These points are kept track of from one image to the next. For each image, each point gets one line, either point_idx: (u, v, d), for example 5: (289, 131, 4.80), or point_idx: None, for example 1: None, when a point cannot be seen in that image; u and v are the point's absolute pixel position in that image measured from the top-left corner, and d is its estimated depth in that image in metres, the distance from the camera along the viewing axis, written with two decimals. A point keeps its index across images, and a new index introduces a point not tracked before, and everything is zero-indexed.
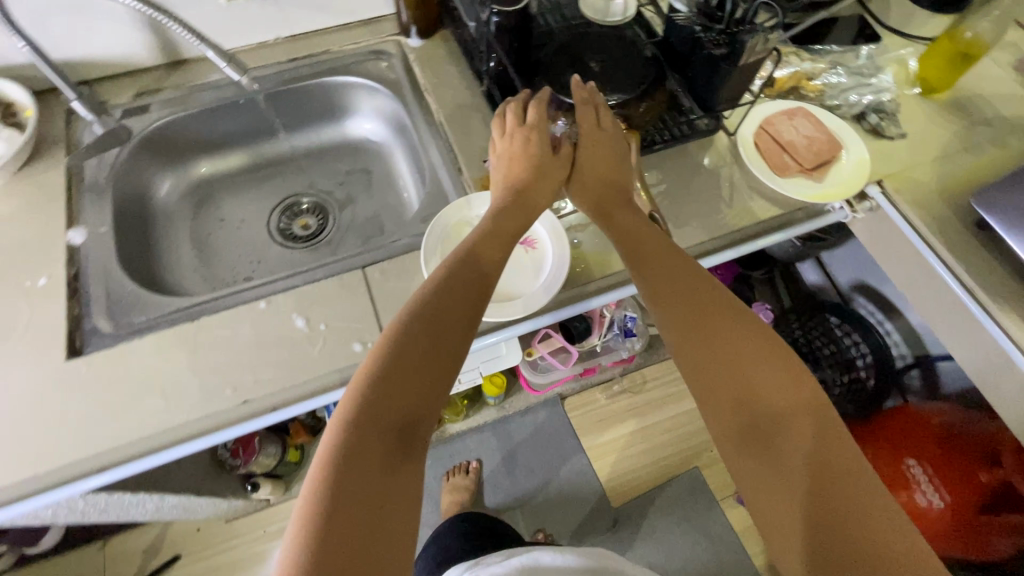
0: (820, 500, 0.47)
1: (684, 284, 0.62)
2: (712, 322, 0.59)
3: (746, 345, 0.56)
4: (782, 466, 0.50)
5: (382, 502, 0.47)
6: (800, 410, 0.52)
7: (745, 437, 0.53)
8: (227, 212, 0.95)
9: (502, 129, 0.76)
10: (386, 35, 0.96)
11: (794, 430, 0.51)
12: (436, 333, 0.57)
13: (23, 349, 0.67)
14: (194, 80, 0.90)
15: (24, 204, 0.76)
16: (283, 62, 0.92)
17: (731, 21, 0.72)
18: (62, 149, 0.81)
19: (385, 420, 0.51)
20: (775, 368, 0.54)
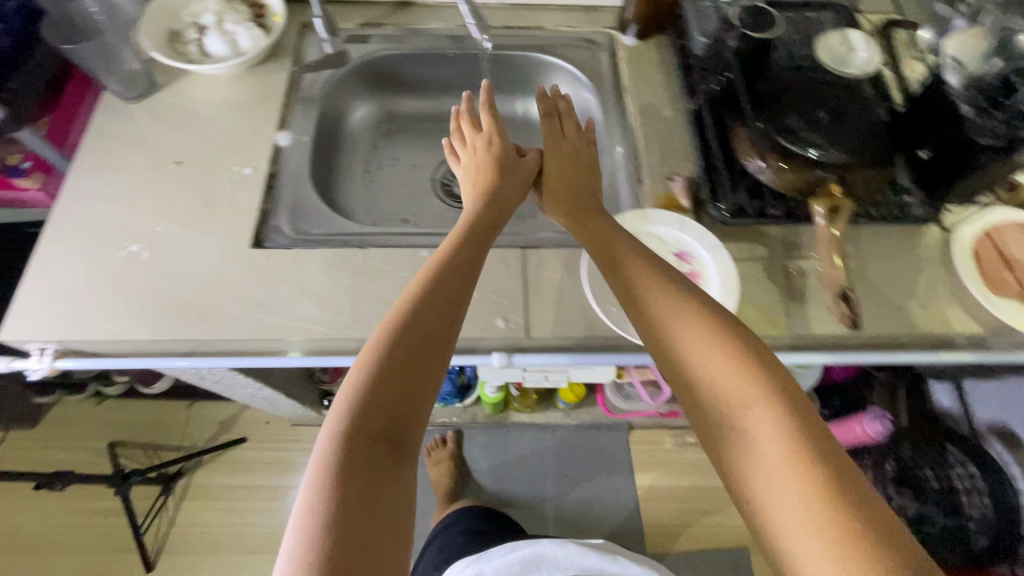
0: (808, 508, 0.45)
1: (663, 298, 0.59)
2: (687, 341, 0.56)
3: (721, 362, 0.54)
4: (772, 486, 0.47)
5: (380, 503, 0.48)
6: (777, 418, 0.50)
7: (737, 458, 0.50)
8: (399, 153, 0.98)
9: (459, 136, 0.80)
10: (602, 26, 0.95)
11: (778, 441, 0.49)
12: (420, 345, 0.57)
13: (217, 227, 0.73)
14: (414, 24, 0.93)
15: (249, 99, 0.83)
16: (498, 28, 0.94)
17: (1015, 113, 0.64)
18: (290, 57, 0.88)
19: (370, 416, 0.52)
20: (750, 380, 0.52)
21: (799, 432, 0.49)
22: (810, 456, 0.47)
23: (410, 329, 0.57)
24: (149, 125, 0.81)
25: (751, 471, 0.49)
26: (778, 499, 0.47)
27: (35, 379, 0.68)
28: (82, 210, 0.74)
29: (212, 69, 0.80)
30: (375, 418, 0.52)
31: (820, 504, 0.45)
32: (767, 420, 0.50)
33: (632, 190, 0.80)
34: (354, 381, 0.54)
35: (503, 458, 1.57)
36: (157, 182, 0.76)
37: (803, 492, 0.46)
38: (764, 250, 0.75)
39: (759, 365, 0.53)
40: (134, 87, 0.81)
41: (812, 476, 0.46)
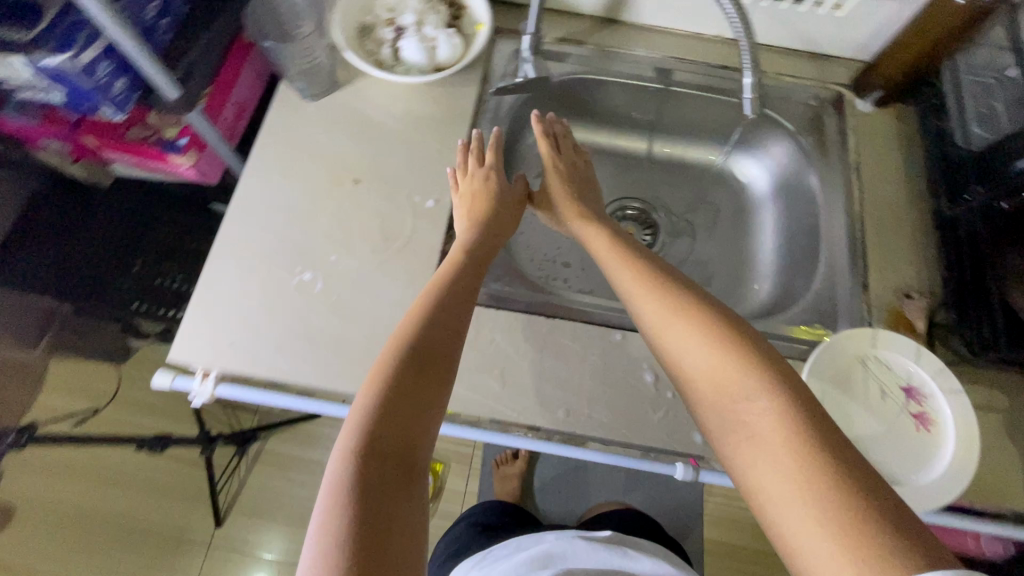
0: (816, 502, 0.37)
1: (651, 295, 0.53)
2: (669, 341, 0.50)
3: (705, 356, 0.47)
4: (774, 485, 0.39)
5: (382, 525, 0.39)
6: (772, 407, 0.42)
7: (738, 466, 0.43)
8: None
9: (461, 170, 0.69)
10: (832, 81, 0.82)
11: (781, 436, 0.40)
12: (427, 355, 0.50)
13: (395, 265, 0.67)
14: (618, 47, 0.82)
15: (435, 115, 0.75)
16: (713, 66, 0.82)
17: None
18: (482, 70, 0.78)
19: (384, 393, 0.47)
20: (740, 374, 0.45)
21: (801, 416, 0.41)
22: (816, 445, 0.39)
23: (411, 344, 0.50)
24: (326, 130, 0.74)
25: (750, 473, 0.41)
26: (778, 499, 0.39)
27: (194, 405, 0.63)
28: (253, 220, 0.68)
29: (406, 79, 0.71)
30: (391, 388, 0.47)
31: (824, 499, 0.36)
32: (769, 409, 0.42)
33: (854, 296, 0.70)
34: (374, 385, 0.47)
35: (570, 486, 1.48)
36: (333, 200, 0.70)
37: (805, 483, 0.38)
38: (1006, 402, 0.64)
39: (738, 340, 0.47)
40: (316, 84, 0.74)
41: (822, 470, 0.38)
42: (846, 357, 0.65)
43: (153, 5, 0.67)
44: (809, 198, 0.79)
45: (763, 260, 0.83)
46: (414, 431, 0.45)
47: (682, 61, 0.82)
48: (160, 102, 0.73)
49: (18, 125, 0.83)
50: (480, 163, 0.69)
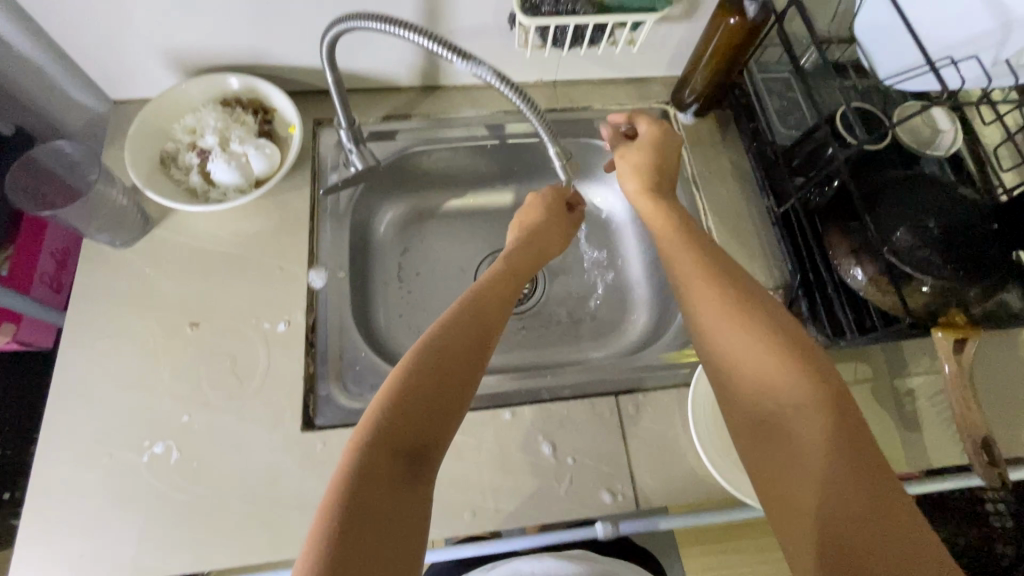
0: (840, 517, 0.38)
1: (696, 263, 0.52)
2: (710, 326, 0.48)
3: (748, 348, 0.46)
4: (801, 444, 0.41)
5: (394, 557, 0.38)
6: (810, 414, 0.42)
7: (761, 458, 0.43)
8: (436, 255, 0.85)
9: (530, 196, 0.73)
10: (654, 101, 0.85)
11: (815, 447, 0.41)
12: (452, 368, 0.47)
13: (258, 406, 0.62)
14: (445, 112, 0.81)
15: (269, 229, 0.71)
16: (542, 111, 0.83)
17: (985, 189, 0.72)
18: (309, 170, 0.75)
19: (379, 459, 0.41)
20: (787, 372, 0.44)
21: (840, 431, 0.41)
22: (850, 463, 0.39)
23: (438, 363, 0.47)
24: (149, 276, 0.67)
25: (772, 471, 0.42)
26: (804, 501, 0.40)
27: None
28: (86, 401, 0.61)
29: (223, 205, 0.66)
30: (390, 451, 0.42)
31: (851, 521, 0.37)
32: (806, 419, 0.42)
33: None
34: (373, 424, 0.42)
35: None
36: (173, 353, 0.64)
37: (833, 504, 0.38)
38: (870, 370, 0.69)
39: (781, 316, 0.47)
40: (125, 232, 0.67)
41: (853, 489, 0.38)
42: None
43: None
44: None
45: (637, 284, 0.85)
46: (413, 515, 0.41)
47: (511, 113, 0.82)
48: None
49: None
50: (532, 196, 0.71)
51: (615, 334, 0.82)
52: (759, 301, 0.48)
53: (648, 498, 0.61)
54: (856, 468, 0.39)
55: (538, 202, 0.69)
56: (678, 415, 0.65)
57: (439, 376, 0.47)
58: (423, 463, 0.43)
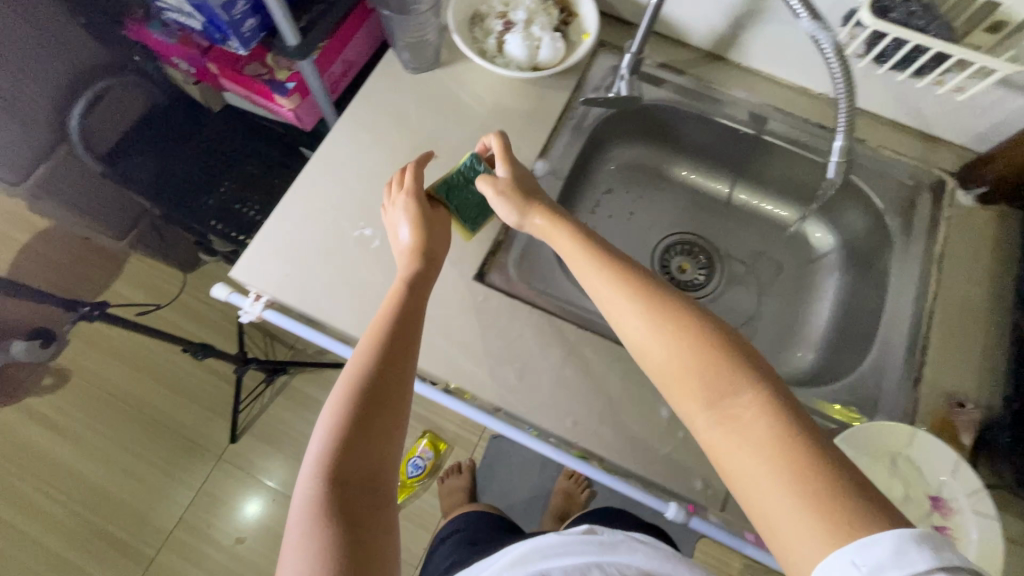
0: (793, 483, 0.40)
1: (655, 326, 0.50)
2: (646, 339, 0.50)
3: (685, 354, 0.48)
4: (758, 471, 0.42)
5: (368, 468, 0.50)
6: (758, 407, 0.44)
7: (713, 445, 0.45)
8: (631, 207, 0.90)
9: (388, 192, 0.67)
10: (937, 165, 0.77)
11: (764, 420, 0.44)
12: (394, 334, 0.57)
13: (452, 244, 0.70)
14: (716, 83, 0.82)
15: (521, 111, 0.78)
16: (811, 122, 0.80)
17: None
18: (576, 78, 0.79)
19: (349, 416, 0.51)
20: (716, 371, 0.46)
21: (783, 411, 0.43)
22: (799, 438, 0.42)
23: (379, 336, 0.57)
24: (418, 103, 0.77)
25: (723, 456, 0.44)
26: (757, 479, 0.42)
27: (241, 320, 0.69)
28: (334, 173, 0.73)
29: (506, 71, 0.74)
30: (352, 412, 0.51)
31: (804, 480, 0.40)
32: (752, 398, 0.45)
33: (904, 389, 0.66)
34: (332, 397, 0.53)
35: (515, 477, 1.54)
36: None
37: (795, 470, 0.41)
38: None
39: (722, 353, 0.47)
40: (420, 59, 0.78)
41: (803, 460, 0.41)
42: (877, 448, 0.61)
43: None
44: (882, 277, 0.75)
45: (811, 332, 0.80)
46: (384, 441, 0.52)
47: (780, 110, 0.80)
48: (279, 44, 0.80)
49: (156, 39, 0.94)
50: (403, 188, 0.65)
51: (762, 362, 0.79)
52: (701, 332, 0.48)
53: (737, 511, 0.60)
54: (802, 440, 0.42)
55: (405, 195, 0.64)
56: None
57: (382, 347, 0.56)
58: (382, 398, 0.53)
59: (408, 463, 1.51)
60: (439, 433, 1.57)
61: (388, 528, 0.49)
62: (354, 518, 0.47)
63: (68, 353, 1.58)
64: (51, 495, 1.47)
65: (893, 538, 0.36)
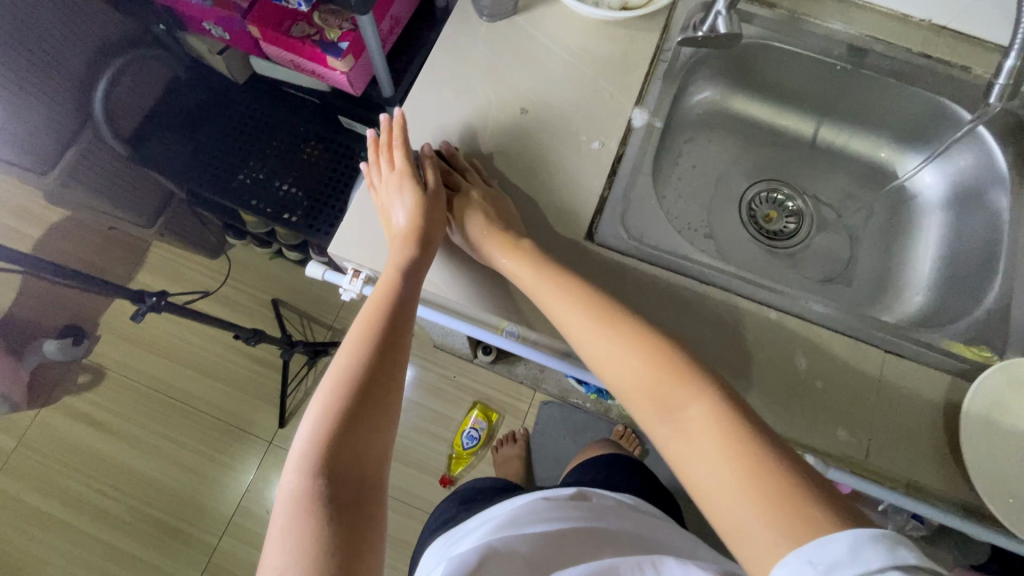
0: (745, 482, 0.43)
1: (616, 350, 0.54)
2: (607, 357, 0.54)
3: (641, 368, 0.52)
4: (711, 478, 0.45)
5: (361, 471, 0.51)
6: (708, 415, 0.47)
7: (674, 457, 0.48)
8: (717, 157, 0.85)
9: (376, 168, 0.66)
10: None
11: (714, 428, 0.47)
12: (390, 336, 0.58)
13: (556, 204, 0.67)
14: (809, 15, 0.77)
15: (611, 57, 0.72)
16: (912, 52, 0.76)
17: None
18: (665, 19, 0.74)
19: (342, 421, 0.52)
20: (668, 382, 0.50)
21: (733, 422, 0.46)
22: (748, 445, 0.45)
23: (376, 341, 0.57)
24: (500, 55, 0.72)
25: (680, 464, 0.48)
26: (712, 484, 0.45)
27: (342, 298, 0.67)
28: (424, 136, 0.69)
29: (597, 11, 0.70)
30: (346, 417, 0.52)
31: (754, 484, 0.43)
32: (704, 411, 0.48)
33: None
34: (325, 402, 0.53)
35: (571, 441, 1.53)
36: (501, 129, 0.69)
37: (741, 474, 0.44)
38: None
39: (679, 366, 0.51)
40: (499, 6, 0.72)
41: (753, 463, 0.44)
42: (1018, 385, 0.60)
43: None
44: (995, 212, 0.72)
45: (917, 275, 0.77)
46: (377, 445, 0.53)
47: (881, 42, 0.76)
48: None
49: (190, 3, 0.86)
50: (393, 168, 0.65)
51: (865, 309, 0.77)
52: (661, 347, 0.53)
53: (878, 456, 0.60)
54: (747, 446, 0.45)
55: (391, 176, 0.64)
56: (940, 402, 0.62)
57: (380, 351, 0.57)
58: (375, 404, 0.54)
59: (462, 434, 1.50)
60: (489, 403, 1.56)
61: (374, 523, 0.49)
62: (351, 517, 0.48)
63: (100, 348, 1.55)
64: (101, 490, 1.46)
65: (846, 538, 0.37)
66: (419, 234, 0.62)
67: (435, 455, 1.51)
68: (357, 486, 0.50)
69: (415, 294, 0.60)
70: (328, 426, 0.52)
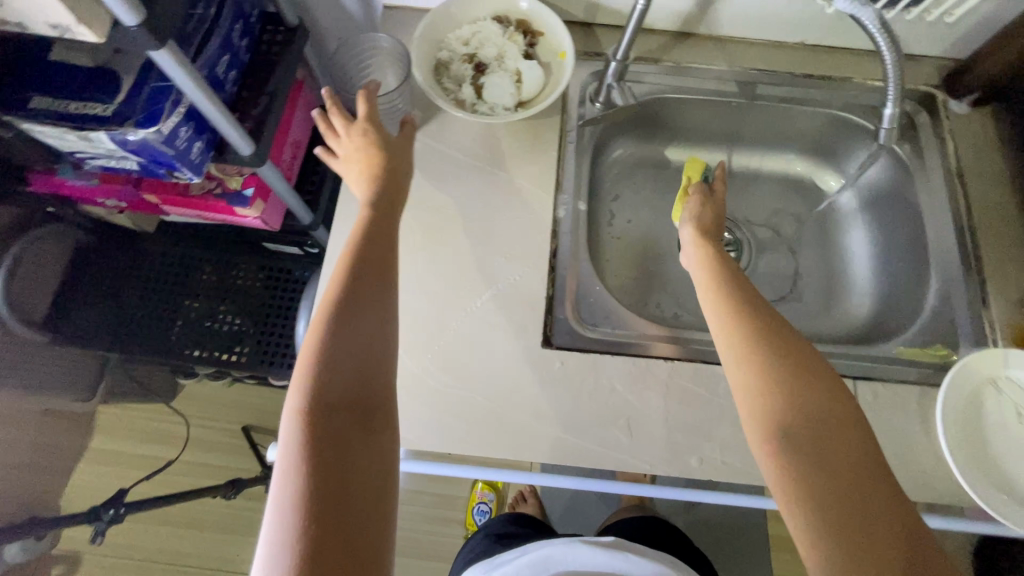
0: (871, 535, 0.43)
1: (787, 376, 0.49)
2: (769, 369, 0.50)
3: (803, 398, 0.48)
4: (832, 513, 0.44)
5: (358, 436, 0.47)
6: (851, 454, 0.46)
7: (757, 414, 0.49)
8: (646, 206, 0.86)
9: (331, 133, 0.62)
10: (923, 83, 0.78)
11: (855, 456, 0.46)
12: (374, 298, 0.52)
13: (502, 316, 0.65)
14: (696, 62, 0.79)
15: (518, 151, 0.72)
16: (796, 75, 0.79)
17: None
18: (561, 103, 0.75)
19: (332, 387, 0.47)
20: (825, 412, 0.48)
21: (868, 473, 0.46)
22: (879, 503, 0.44)
23: (360, 300, 0.51)
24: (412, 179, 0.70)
25: (794, 481, 0.45)
26: (841, 527, 0.43)
27: None
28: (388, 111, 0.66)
29: (493, 118, 0.68)
30: (338, 384, 0.47)
31: (881, 554, 0.42)
32: (849, 451, 0.46)
33: (974, 312, 0.67)
34: (309, 367, 0.48)
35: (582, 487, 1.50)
36: (427, 251, 0.67)
37: (869, 533, 0.43)
38: None
39: (844, 402, 0.49)
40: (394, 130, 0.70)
41: (880, 525, 0.43)
42: (978, 380, 0.62)
43: (222, 60, 0.66)
44: (911, 206, 0.75)
45: (856, 275, 0.81)
46: (379, 415, 0.48)
47: (765, 71, 0.79)
48: (234, 157, 0.70)
49: (74, 187, 0.80)
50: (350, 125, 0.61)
51: (822, 321, 0.79)
52: (833, 388, 0.49)
53: None
54: (874, 503, 0.44)
55: (353, 129, 0.60)
56: (917, 414, 0.63)
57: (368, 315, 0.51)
58: (370, 373, 0.49)
59: (473, 512, 1.45)
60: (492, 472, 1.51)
61: (377, 483, 0.46)
62: (350, 483, 0.44)
63: (70, 534, 1.43)
64: None
65: None
66: (385, 178, 0.59)
67: (452, 541, 1.45)
68: (356, 456, 0.46)
69: (388, 244, 0.56)
70: (315, 366, 0.48)
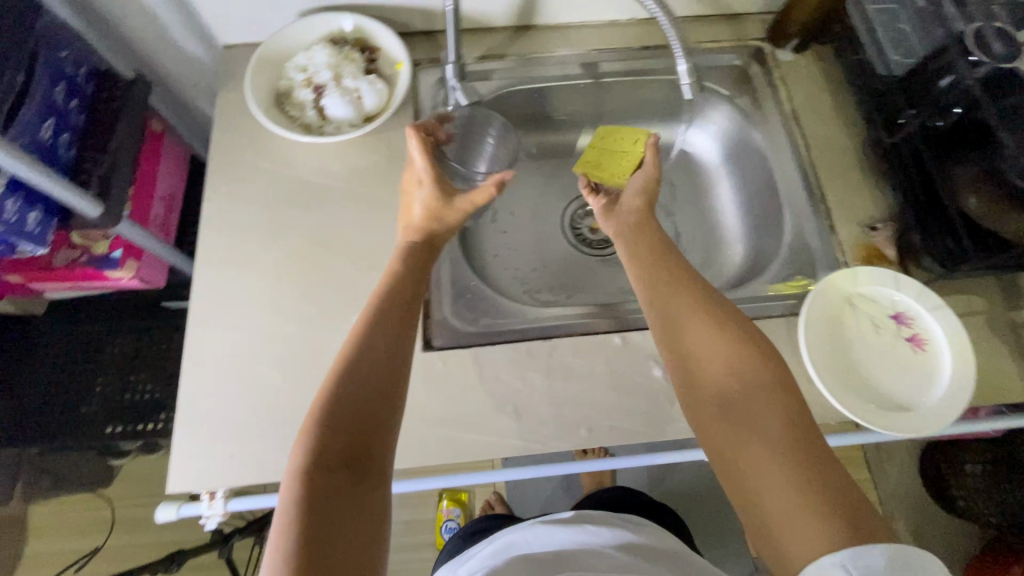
0: (801, 481, 0.42)
1: (709, 339, 0.50)
2: (695, 334, 0.51)
3: (731, 358, 0.49)
4: (761, 465, 0.44)
5: (351, 521, 0.41)
6: (783, 410, 0.46)
7: (710, 402, 0.48)
8: (525, 196, 0.88)
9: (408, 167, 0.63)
10: (750, 38, 0.83)
11: (793, 425, 0.45)
12: (378, 358, 0.48)
13: None
14: (539, 52, 0.82)
15: (376, 165, 0.73)
16: (634, 49, 0.83)
17: None
18: (413, 112, 0.76)
19: (329, 458, 0.42)
20: (757, 371, 0.48)
21: (801, 424, 0.45)
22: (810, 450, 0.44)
23: (366, 362, 0.47)
24: (273, 209, 0.70)
25: (723, 446, 0.46)
26: (766, 480, 0.43)
27: (209, 527, 0.60)
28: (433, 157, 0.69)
29: (337, 137, 0.69)
30: (338, 450, 0.43)
31: (814, 498, 0.41)
32: (774, 407, 0.46)
33: (825, 240, 0.71)
34: (308, 437, 0.43)
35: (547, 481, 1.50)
36: (297, 279, 0.67)
37: (798, 480, 0.42)
38: (982, 303, 0.68)
39: (774, 358, 0.49)
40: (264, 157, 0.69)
41: (813, 471, 0.43)
42: (834, 301, 0.66)
43: (46, 125, 0.64)
44: (759, 154, 0.80)
45: (729, 227, 0.84)
46: (373, 492, 0.43)
47: (606, 51, 0.83)
48: (83, 221, 0.68)
49: None
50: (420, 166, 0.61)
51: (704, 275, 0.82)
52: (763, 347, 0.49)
53: None
54: (806, 452, 0.44)
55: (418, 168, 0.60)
56: (786, 344, 0.66)
57: (366, 376, 0.47)
58: (369, 441, 0.44)
59: (442, 530, 1.43)
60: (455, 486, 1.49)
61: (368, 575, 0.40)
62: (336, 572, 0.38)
63: None
64: None
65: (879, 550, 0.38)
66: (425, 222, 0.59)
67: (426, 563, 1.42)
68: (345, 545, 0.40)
69: (400, 307, 0.52)
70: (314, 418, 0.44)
